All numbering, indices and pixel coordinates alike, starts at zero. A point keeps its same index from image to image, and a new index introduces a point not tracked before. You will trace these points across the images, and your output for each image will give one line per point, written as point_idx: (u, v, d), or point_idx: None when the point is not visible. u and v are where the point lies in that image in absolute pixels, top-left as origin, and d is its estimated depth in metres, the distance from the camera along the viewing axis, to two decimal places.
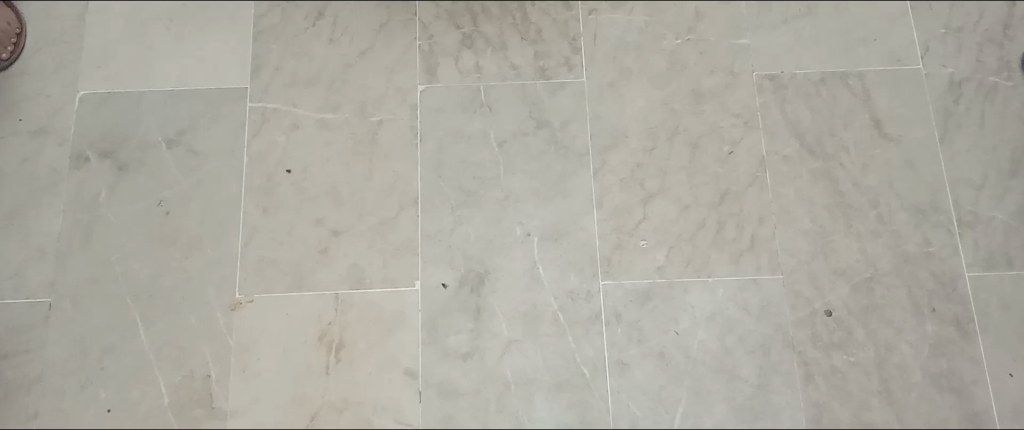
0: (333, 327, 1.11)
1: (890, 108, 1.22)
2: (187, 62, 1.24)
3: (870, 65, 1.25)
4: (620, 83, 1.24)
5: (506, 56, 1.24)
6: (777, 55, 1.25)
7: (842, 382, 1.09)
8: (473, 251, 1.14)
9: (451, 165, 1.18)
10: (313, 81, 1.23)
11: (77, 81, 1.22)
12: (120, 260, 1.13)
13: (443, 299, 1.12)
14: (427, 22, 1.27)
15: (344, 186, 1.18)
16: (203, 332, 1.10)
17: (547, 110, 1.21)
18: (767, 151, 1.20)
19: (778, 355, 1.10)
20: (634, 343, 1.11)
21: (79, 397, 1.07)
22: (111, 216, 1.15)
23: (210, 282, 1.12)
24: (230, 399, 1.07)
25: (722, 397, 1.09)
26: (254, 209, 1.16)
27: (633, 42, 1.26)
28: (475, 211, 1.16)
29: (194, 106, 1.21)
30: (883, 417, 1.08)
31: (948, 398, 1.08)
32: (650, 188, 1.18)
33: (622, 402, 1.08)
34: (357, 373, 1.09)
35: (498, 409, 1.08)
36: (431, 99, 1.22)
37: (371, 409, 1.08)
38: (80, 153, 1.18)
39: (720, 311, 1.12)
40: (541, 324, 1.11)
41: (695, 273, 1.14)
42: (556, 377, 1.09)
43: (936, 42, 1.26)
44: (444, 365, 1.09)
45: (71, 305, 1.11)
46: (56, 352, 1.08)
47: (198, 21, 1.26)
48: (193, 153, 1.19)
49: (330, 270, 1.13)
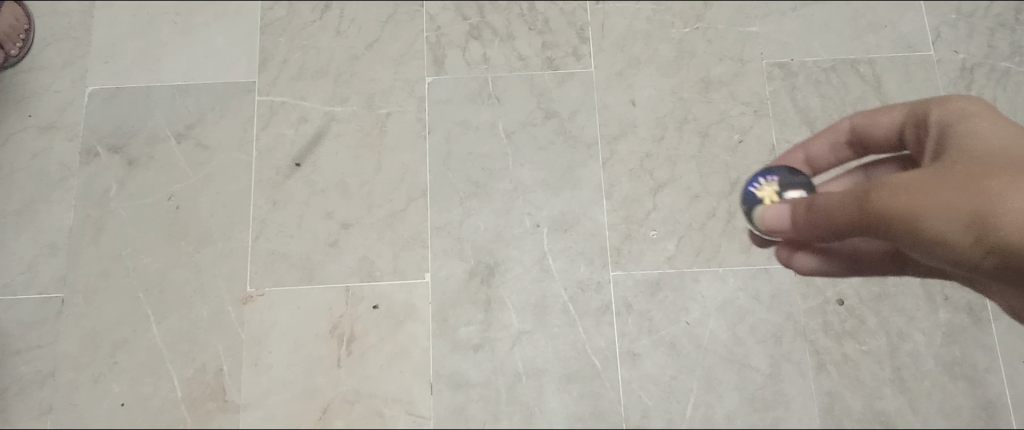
0: (343, 319, 1.11)
1: (901, 94, 1.21)
2: (194, 57, 1.24)
3: (880, 52, 1.24)
4: (628, 72, 1.23)
5: (514, 47, 1.24)
6: (786, 42, 1.24)
7: (854, 370, 1.09)
8: (482, 242, 1.14)
9: (460, 156, 1.18)
10: (320, 74, 1.23)
11: (86, 77, 1.22)
12: (131, 255, 1.13)
13: (453, 291, 1.12)
14: (434, 13, 1.26)
15: (353, 179, 1.17)
16: (214, 325, 1.11)
17: (555, 101, 1.21)
18: (777, 138, 1.19)
19: (789, 343, 1.10)
20: (644, 333, 1.10)
21: (93, 391, 1.08)
22: (121, 211, 1.15)
23: (221, 276, 1.13)
24: (241, 392, 1.08)
25: (733, 387, 1.08)
26: (264, 203, 1.16)
27: (641, 31, 1.25)
28: (484, 203, 1.16)
29: (202, 100, 1.21)
30: (896, 406, 1.07)
31: (961, 385, 1.08)
32: (659, 178, 1.17)
33: (633, 393, 1.08)
34: (368, 365, 1.09)
35: (509, 400, 1.08)
36: (439, 90, 1.21)
37: (383, 402, 1.08)
38: (89, 148, 1.18)
39: (730, 300, 1.12)
40: (551, 315, 1.11)
41: (705, 263, 1.13)
42: (567, 368, 1.09)
43: (947, 27, 1.25)
44: (455, 356, 1.09)
45: (83, 299, 1.11)
46: (69, 347, 1.09)
47: (204, 15, 1.26)
48: (202, 147, 1.19)
49: (340, 263, 1.14)
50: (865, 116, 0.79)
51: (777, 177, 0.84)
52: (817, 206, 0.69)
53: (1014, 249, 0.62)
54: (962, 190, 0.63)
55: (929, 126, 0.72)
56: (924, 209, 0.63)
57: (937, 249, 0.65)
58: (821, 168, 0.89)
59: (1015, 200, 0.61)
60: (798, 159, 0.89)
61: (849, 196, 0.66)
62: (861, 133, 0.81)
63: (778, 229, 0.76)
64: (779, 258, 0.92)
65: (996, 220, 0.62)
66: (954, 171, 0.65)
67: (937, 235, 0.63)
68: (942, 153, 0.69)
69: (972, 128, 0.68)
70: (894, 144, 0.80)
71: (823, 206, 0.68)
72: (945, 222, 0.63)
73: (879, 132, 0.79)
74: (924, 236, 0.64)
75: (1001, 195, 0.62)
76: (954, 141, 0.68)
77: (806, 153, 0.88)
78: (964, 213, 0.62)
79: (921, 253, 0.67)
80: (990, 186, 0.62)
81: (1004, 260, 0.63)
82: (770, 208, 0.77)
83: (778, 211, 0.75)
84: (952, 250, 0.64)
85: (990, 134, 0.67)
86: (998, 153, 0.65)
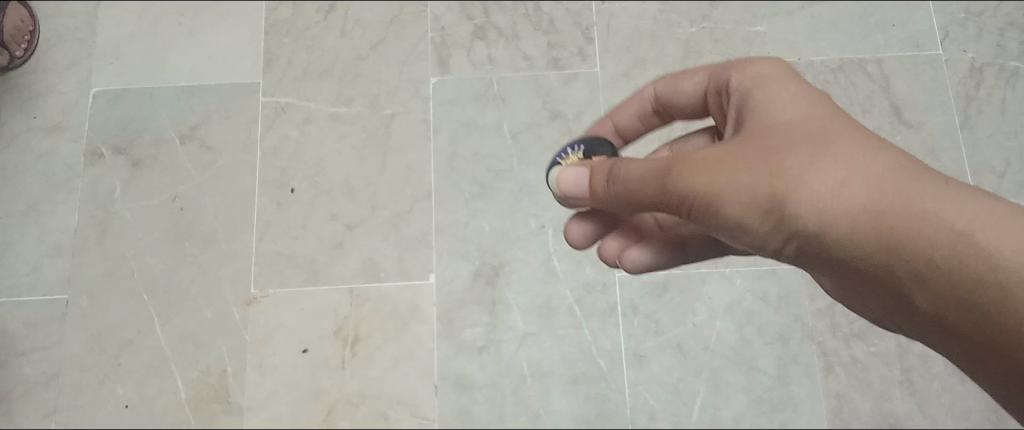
0: (348, 321, 1.11)
1: (909, 94, 1.20)
2: (199, 57, 1.23)
3: (889, 51, 1.23)
4: (634, 72, 1.22)
5: (519, 47, 1.23)
6: (793, 42, 1.24)
7: (862, 372, 1.08)
8: (487, 244, 1.14)
9: (465, 157, 1.18)
10: (326, 74, 1.22)
11: (91, 78, 1.22)
12: (135, 256, 1.13)
13: (459, 292, 1.11)
14: (439, 14, 1.25)
15: (357, 180, 1.17)
16: (219, 326, 1.10)
17: (561, 101, 1.20)
18: None
19: (797, 345, 1.09)
20: (651, 335, 1.10)
21: (98, 392, 1.08)
22: (125, 212, 1.15)
23: (225, 277, 1.12)
24: (246, 394, 1.08)
25: (741, 389, 1.07)
26: (268, 204, 1.16)
27: (647, 31, 1.25)
28: (489, 204, 1.15)
29: (206, 101, 1.21)
30: (904, 408, 1.06)
31: (971, 387, 1.06)
32: None
33: (640, 395, 1.07)
34: (372, 367, 1.09)
35: (514, 403, 1.07)
36: (444, 91, 1.21)
37: (387, 403, 1.07)
38: (94, 149, 1.18)
39: (738, 302, 1.11)
40: (556, 316, 1.11)
41: (713, 264, 1.12)
42: (573, 370, 1.08)
43: (956, 27, 1.24)
44: (460, 358, 1.09)
45: (88, 301, 1.11)
46: (74, 348, 1.09)
47: (209, 16, 1.26)
48: (207, 148, 1.18)
49: (344, 264, 1.13)
50: (666, 85, 0.73)
51: (583, 147, 0.74)
52: (613, 173, 0.59)
53: (817, 233, 0.53)
54: (759, 166, 0.53)
55: (730, 94, 0.64)
56: (722, 187, 0.53)
57: (735, 232, 0.56)
58: (631, 137, 0.82)
59: (818, 178, 0.52)
60: (606, 128, 0.81)
61: (644, 168, 0.56)
62: (667, 100, 0.74)
63: (579, 196, 0.64)
64: (607, 256, 0.80)
65: (797, 201, 0.52)
66: (751, 144, 0.55)
67: (734, 216, 0.54)
68: (741, 125, 0.59)
69: (772, 95, 0.59)
70: (698, 112, 0.73)
71: (622, 177, 0.58)
72: (744, 201, 0.53)
73: (683, 100, 0.73)
74: (715, 216, 0.55)
75: (802, 173, 0.52)
76: (753, 112, 0.59)
77: (614, 123, 0.81)
78: (760, 191, 0.53)
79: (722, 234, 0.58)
80: (785, 166, 0.53)
81: (805, 244, 0.54)
82: (569, 169, 0.64)
83: (579, 172, 0.63)
84: (753, 234, 0.55)
85: (794, 99, 0.58)
86: (803, 123, 0.55)
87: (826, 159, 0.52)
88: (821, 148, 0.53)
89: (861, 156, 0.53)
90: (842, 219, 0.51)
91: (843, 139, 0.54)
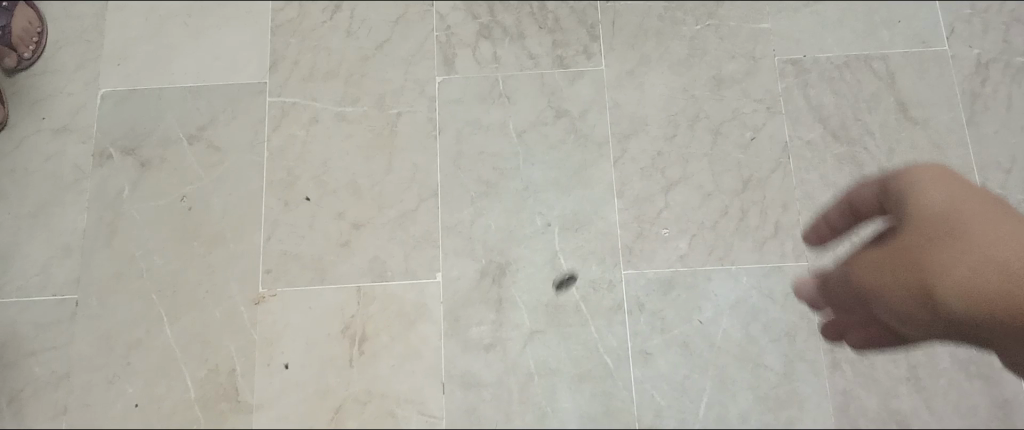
0: (355, 319, 1.11)
1: (915, 90, 1.20)
2: (206, 58, 1.24)
3: (894, 48, 1.23)
4: (639, 71, 1.22)
5: (524, 46, 1.23)
6: (798, 39, 1.24)
7: (869, 369, 1.08)
8: (494, 242, 1.14)
9: (471, 156, 1.18)
10: (331, 74, 1.23)
11: (99, 79, 1.23)
12: (143, 256, 1.14)
13: (465, 290, 1.12)
14: (444, 13, 1.26)
15: (364, 179, 1.17)
16: (227, 325, 1.11)
17: (566, 99, 1.20)
18: (790, 136, 1.19)
19: (804, 343, 1.09)
20: (657, 332, 1.10)
21: (107, 392, 1.08)
22: (133, 213, 1.16)
23: (233, 276, 1.13)
24: (254, 393, 1.08)
25: (747, 386, 1.08)
26: (275, 204, 1.16)
27: (653, 29, 1.25)
28: (495, 203, 1.16)
29: (213, 102, 1.21)
30: (911, 404, 1.06)
31: (978, 384, 1.06)
32: (671, 176, 1.17)
33: (646, 392, 1.08)
34: (380, 365, 1.09)
35: (521, 400, 1.08)
36: (450, 90, 1.21)
37: (395, 402, 1.08)
38: (102, 150, 1.19)
39: (744, 299, 1.11)
40: (563, 314, 1.11)
41: (718, 262, 1.13)
42: (579, 368, 1.09)
43: (961, 23, 1.23)
44: (467, 356, 1.09)
45: (97, 300, 1.12)
46: (83, 348, 1.10)
47: (215, 17, 1.26)
48: (213, 148, 1.19)
49: (351, 263, 1.14)
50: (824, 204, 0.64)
51: None
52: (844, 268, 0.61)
53: (959, 317, 0.52)
54: (908, 265, 0.54)
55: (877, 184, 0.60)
56: (873, 282, 0.56)
57: (898, 316, 0.56)
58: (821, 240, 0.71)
59: (954, 272, 0.52)
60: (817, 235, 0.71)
61: (847, 268, 0.60)
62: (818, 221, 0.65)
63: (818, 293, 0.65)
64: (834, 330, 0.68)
65: (941, 290, 0.52)
66: (902, 241, 0.55)
67: (893, 302, 0.55)
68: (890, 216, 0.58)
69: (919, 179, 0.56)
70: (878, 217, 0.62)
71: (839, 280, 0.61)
72: (898, 295, 0.55)
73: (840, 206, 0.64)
74: (879, 307, 0.57)
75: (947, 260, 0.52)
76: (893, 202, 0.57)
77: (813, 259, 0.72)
78: (910, 283, 0.54)
79: (887, 320, 0.58)
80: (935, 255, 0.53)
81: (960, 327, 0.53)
82: None
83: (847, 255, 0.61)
84: (914, 318, 0.55)
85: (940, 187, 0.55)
86: (943, 212, 0.54)
87: (959, 250, 0.52)
88: (958, 238, 0.53)
89: (998, 231, 0.52)
90: (996, 298, 0.50)
91: (981, 225, 0.53)
